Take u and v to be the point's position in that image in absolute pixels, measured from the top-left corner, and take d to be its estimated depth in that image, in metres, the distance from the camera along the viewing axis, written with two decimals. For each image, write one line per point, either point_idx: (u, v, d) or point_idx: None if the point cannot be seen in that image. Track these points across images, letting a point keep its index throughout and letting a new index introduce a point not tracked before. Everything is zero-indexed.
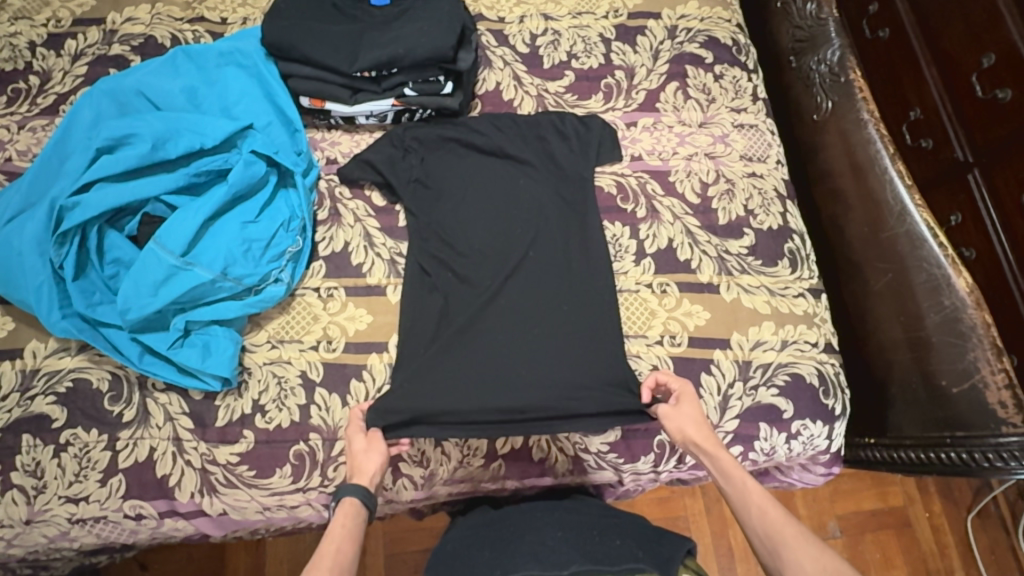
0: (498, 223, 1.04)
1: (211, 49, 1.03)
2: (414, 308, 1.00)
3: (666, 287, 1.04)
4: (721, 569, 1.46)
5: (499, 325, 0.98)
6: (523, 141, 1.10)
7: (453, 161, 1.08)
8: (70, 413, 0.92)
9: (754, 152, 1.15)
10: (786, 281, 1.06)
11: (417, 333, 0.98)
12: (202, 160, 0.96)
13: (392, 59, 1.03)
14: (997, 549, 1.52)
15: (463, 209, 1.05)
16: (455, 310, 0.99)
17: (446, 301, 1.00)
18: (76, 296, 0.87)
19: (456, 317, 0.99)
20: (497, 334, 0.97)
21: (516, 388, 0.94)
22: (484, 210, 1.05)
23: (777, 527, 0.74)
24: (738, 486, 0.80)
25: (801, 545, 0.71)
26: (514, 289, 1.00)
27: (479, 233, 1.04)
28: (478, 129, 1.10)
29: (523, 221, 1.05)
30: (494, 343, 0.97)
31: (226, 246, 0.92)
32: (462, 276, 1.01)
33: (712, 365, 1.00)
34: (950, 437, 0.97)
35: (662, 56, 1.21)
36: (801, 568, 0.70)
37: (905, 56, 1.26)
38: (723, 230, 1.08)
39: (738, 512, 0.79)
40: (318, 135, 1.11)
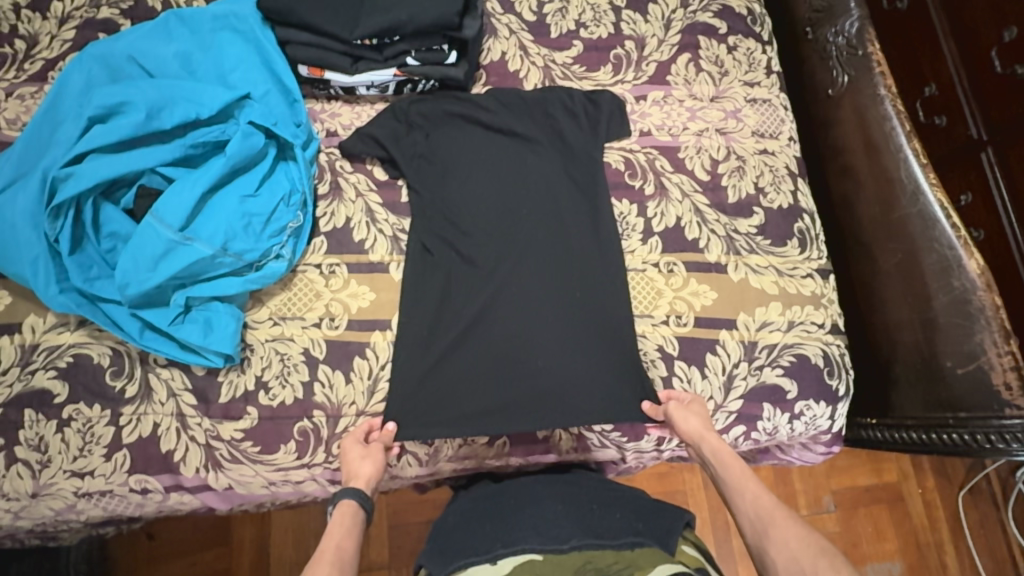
0: (502, 205, 1.02)
1: (205, 13, 0.98)
2: (417, 291, 0.99)
3: (673, 266, 1.03)
4: (716, 541, 1.49)
5: (504, 311, 0.97)
6: (529, 118, 1.06)
7: (458, 137, 1.05)
8: (73, 388, 0.92)
9: (767, 128, 1.12)
10: (794, 262, 1.05)
11: (419, 316, 0.97)
12: (198, 130, 0.93)
13: (395, 26, 0.98)
14: (986, 523, 1.56)
15: (467, 190, 1.03)
16: (458, 295, 0.98)
17: (450, 285, 0.99)
18: (73, 271, 0.85)
19: (460, 300, 0.98)
20: (501, 321, 0.96)
21: (519, 377, 0.94)
22: (488, 192, 1.03)
23: (767, 510, 0.80)
24: (735, 474, 0.86)
25: (790, 525, 0.77)
26: (519, 274, 0.99)
27: (483, 216, 1.01)
28: (484, 103, 1.06)
29: (529, 203, 1.02)
30: (497, 330, 0.96)
31: (225, 220, 0.89)
32: (465, 259, 1.00)
33: (718, 345, 0.99)
34: (952, 418, 0.97)
35: (674, 25, 1.16)
36: (787, 545, 0.75)
37: (922, 27, 1.22)
38: (732, 209, 1.06)
39: (733, 499, 0.85)
40: (318, 106, 1.09)
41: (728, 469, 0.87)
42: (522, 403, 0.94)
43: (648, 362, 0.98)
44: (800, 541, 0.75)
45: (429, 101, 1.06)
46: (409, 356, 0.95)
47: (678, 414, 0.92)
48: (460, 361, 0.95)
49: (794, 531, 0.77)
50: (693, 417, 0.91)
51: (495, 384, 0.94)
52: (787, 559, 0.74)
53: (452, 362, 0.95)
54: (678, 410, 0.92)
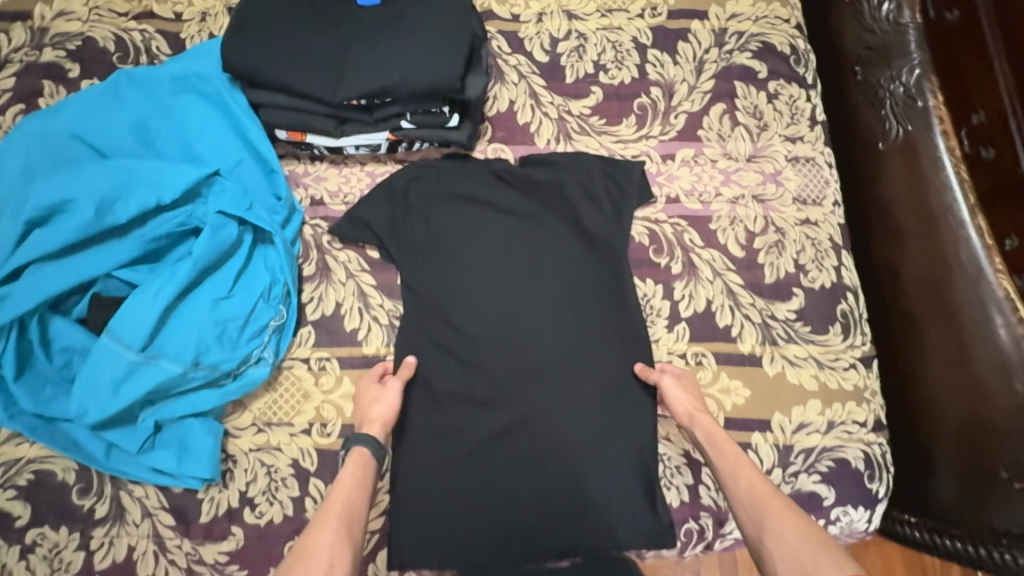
0: (512, 304, 0.90)
1: (162, 74, 0.84)
2: (414, 403, 0.88)
3: (701, 357, 0.92)
4: None
5: (513, 428, 0.87)
6: (534, 194, 0.94)
7: (461, 224, 0.92)
8: (36, 509, 0.83)
9: (810, 193, 0.99)
10: (836, 351, 0.94)
11: (415, 432, 0.87)
12: (160, 219, 0.80)
13: (386, 89, 0.82)
14: None
15: (471, 284, 0.91)
16: (459, 408, 0.88)
17: (449, 398, 0.88)
18: (23, 396, 0.74)
19: (463, 416, 0.87)
20: (512, 439, 0.87)
21: (533, 503, 0.85)
22: (494, 288, 0.90)
23: (763, 496, 0.72)
24: (730, 458, 0.77)
25: (788, 516, 0.69)
26: (532, 383, 0.88)
27: (489, 317, 0.90)
28: (493, 185, 0.94)
29: (541, 299, 0.91)
30: (507, 449, 0.87)
31: (195, 330, 0.78)
32: (467, 365, 0.88)
33: (750, 450, 0.90)
34: (1005, 539, 0.88)
35: (706, 68, 1.02)
36: (787, 539, 0.67)
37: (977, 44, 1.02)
38: (770, 291, 0.95)
39: (726, 485, 0.76)
40: (300, 168, 0.95)
41: (720, 458, 0.77)
42: (539, 527, 0.84)
43: (665, 484, 0.89)
44: (801, 535, 0.67)
45: (429, 181, 0.93)
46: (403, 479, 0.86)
47: (670, 395, 0.85)
48: (464, 486, 0.85)
49: (794, 520, 0.68)
50: (684, 393, 0.84)
51: (503, 513, 0.85)
52: (788, 553, 0.66)
53: (452, 485, 0.86)
54: (670, 385, 0.85)
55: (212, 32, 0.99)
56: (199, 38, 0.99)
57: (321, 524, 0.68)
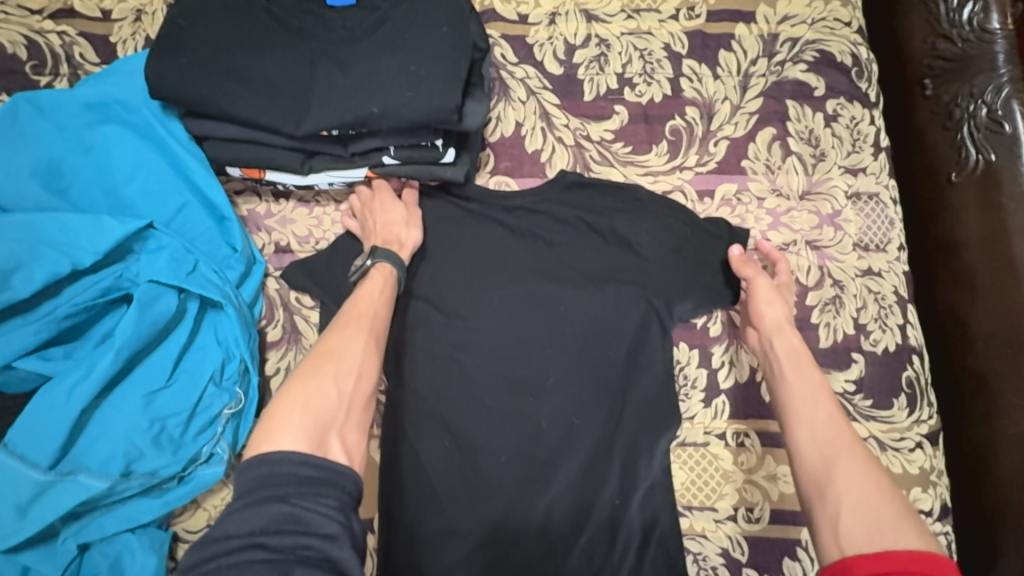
0: None
1: (73, 99, 0.67)
2: (406, 497, 0.74)
3: (743, 437, 0.78)
4: None
5: (518, 531, 0.73)
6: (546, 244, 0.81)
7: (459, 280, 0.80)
8: None
9: (873, 238, 0.83)
10: (901, 430, 0.80)
11: (405, 535, 0.73)
12: (77, 289, 0.63)
13: (362, 121, 0.65)
14: None
15: (474, 352, 0.78)
16: (457, 505, 0.74)
17: (444, 496, 0.74)
18: None
19: (461, 520, 0.73)
20: (521, 545, 0.73)
21: None
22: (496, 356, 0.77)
23: (840, 440, 0.62)
24: (810, 386, 0.68)
25: (864, 461, 0.60)
26: (547, 481, 0.75)
27: (494, 396, 0.77)
28: (501, 241, 0.81)
29: (554, 375, 0.78)
30: (516, 552, 0.72)
31: (125, 432, 0.62)
32: (470, 454, 0.75)
33: (799, 547, 0.76)
34: None
35: (753, 84, 0.85)
36: (862, 486, 0.58)
37: None
38: (824, 358, 0.80)
39: (796, 416, 0.66)
40: (262, 207, 0.79)
41: (795, 388, 0.68)
42: None
43: None
44: (875, 482, 0.58)
45: None
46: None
47: (759, 296, 0.75)
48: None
49: (868, 467, 0.60)
50: (777, 298, 0.75)
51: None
52: (859, 500, 0.57)
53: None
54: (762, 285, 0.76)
55: (148, 35, 0.80)
56: (133, 43, 0.80)
57: (350, 329, 0.62)
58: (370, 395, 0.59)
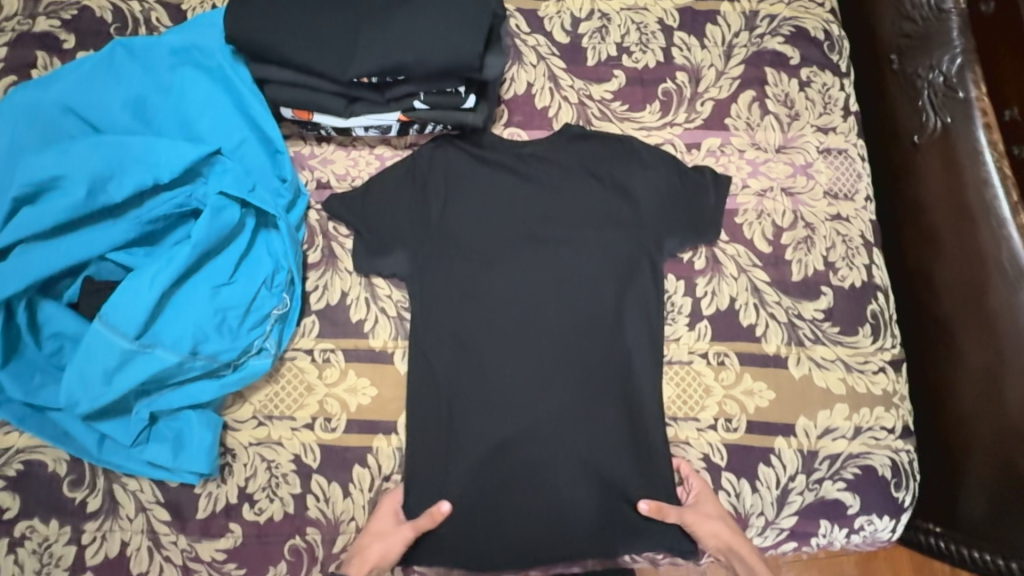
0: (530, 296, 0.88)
1: (160, 45, 0.79)
2: (423, 397, 0.85)
3: (724, 357, 0.88)
4: None
5: (519, 433, 0.84)
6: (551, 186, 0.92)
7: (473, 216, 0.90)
8: (25, 501, 0.79)
9: (842, 187, 0.94)
10: (865, 354, 0.90)
11: (423, 429, 0.84)
12: (158, 199, 0.75)
13: (401, 67, 0.78)
14: None
15: (486, 277, 0.89)
16: (468, 402, 0.85)
17: (455, 401, 0.85)
18: (10, 385, 0.69)
19: (468, 423, 0.84)
20: (524, 444, 0.84)
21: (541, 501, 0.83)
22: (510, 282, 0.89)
23: None
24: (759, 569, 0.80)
25: None
26: (548, 389, 0.86)
27: (502, 317, 0.88)
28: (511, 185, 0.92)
29: (553, 302, 0.88)
30: (518, 444, 0.84)
31: (194, 319, 0.73)
32: (480, 365, 0.86)
33: (773, 455, 0.86)
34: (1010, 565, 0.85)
35: (736, 53, 0.97)
36: None
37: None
38: (797, 290, 0.90)
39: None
40: (306, 150, 0.92)
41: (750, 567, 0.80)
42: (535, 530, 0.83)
43: (683, 490, 0.86)
44: None
45: None
46: (415, 485, 0.83)
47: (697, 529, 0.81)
48: (471, 498, 0.83)
49: None
50: (715, 526, 0.81)
51: (513, 522, 0.83)
52: None
53: (464, 495, 0.83)
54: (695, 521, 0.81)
55: (214, 4, 0.94)
56: (201, 10, 0.94)
57: None
58: None
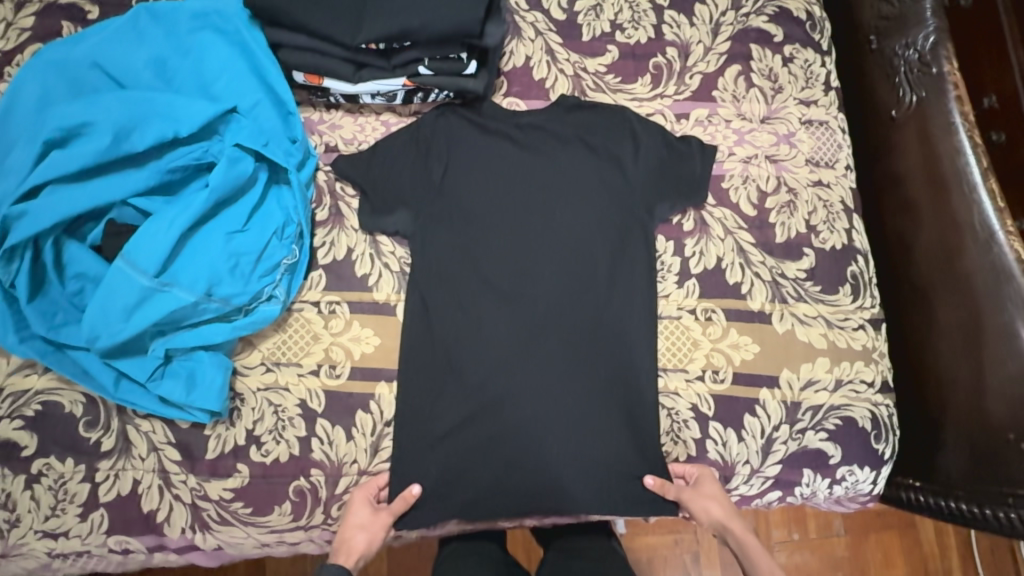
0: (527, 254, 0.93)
1: (182, 9, 0.84)
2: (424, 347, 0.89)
3: (711, 313, 0.93)
4: (720, 563, 1.25)
5: (515, 382, 0.88)
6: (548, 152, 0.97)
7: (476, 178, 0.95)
8: (42, 440, 0.83)
9: (823, 156, 0.99)
10: (846, 311, 0.94)
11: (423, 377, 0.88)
12: (177, 151, 0.80)
13: (406, 32, 0.83)
14: (996, 550, 1.29)
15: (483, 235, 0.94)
16: (467, 352, 0.89)
17: (454, 352, 0.89)
18: (34, 319, 0.73)
19: (466, 372, 0.88)
20: (520, 391, 0.88)
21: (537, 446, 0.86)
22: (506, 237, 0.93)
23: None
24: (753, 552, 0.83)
25: None
26: (544, 342, 0.90)
27: (499, 273, 0.92)
28: (508, 150, 0.97)
29: (548, 262, 0.93)
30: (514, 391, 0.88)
31: (209, 263, 0.78)
32: (478, 318, 0.90)
33: (757, 405, 0.90)
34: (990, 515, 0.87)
35: (722, 31, 1.02)
36: None
37: None
38: (780, 251, 0.95)
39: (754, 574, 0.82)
40: (316, 115, 0.97)
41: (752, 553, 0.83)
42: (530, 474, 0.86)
43: (671, 439, 0.90)
44: None
45: None
46: (416, 431, 0.87)
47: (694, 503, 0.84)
48: (470, 443, 0.87)
49: None
50: (707, 501, 0.84)
51: (509, 467, 0.87)
52: None
53: (462, 441, 0.87)
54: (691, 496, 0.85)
55: None
56: None
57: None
58: None
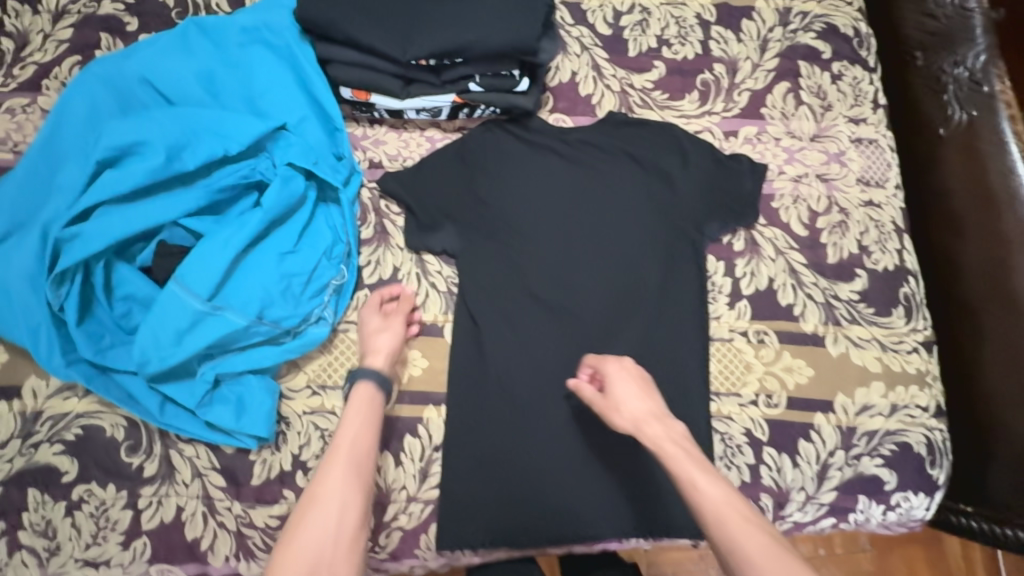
0: (576, 274, 0.91)
1: (232, 24, 0.83)
2: (472, 369, 0.87)
3: (763, 334, 0.91)
4: None
5: (563, 405, 0.86)
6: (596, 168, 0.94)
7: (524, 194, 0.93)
8: (83, 465, 0.80)
9: (873, 175, 0.98)
10: (899, 334, 0.92)
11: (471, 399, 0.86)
12: (227, 169, 0.78)
13: (460, 49, 0.81)
14: None
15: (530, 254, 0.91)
16: (515, 375, 0.87)
17: (502, 374, 0.87)
18: (82, 343, 0.71)
19: (515, 395, 0.86)
20: (569, 415, 0.86)
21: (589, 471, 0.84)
22: (553, 255, 0.91)
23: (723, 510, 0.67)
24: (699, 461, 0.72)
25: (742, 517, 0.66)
26: None
27: (548, 294, 0.90)
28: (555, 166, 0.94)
29: (595, 282, 0.91)
30: (564, 415, 0.86)
31: (261, 285, 0.76)
32: (525, 339, 0.88)
33: (812, 431, 0.88)
34: None
35: (770, 47, 1.01)
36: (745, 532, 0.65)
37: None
38: (832, 272, 0.93)
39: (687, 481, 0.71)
40: (359, 130, 0.94)
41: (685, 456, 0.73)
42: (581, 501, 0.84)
43: (725, 465, 0.87)
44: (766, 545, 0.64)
45: None
46: (464, 455, 0.84)
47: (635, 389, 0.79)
48: (518, 469, 0.84)
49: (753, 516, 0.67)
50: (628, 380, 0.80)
51: (559, 493, 0.84)
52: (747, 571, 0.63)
53: (512, 467, 0.84)
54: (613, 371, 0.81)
55: None
56: None
57: (331, 465, 0.71)
58: (357, 521, 0.69)
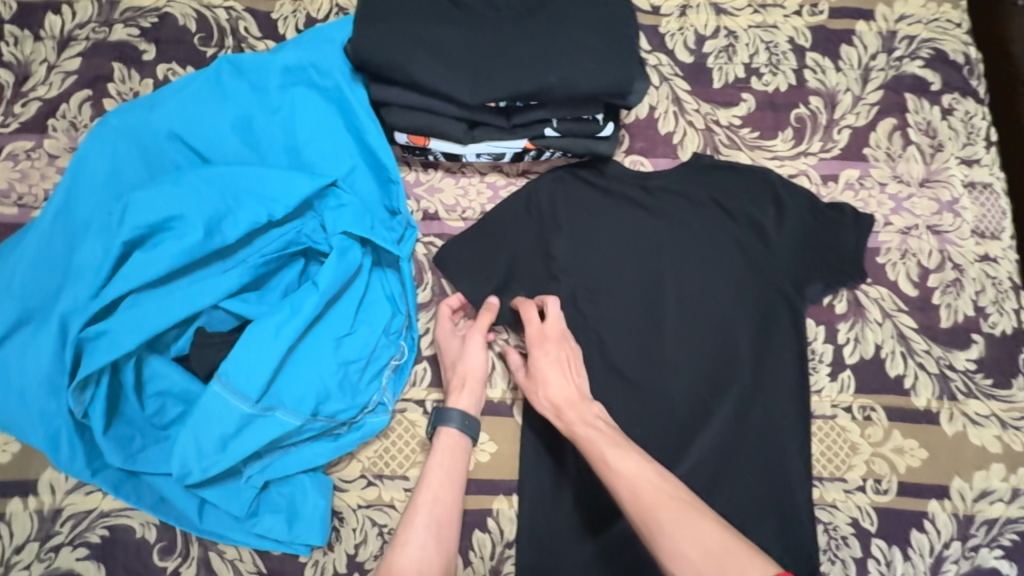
0: (660, 343, 0.80)
1: (273, 62, 0.71)
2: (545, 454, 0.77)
3: (869, 410, 0.81)
4: None
5: None
6: (682, 219, 0.83)
7: (600, 251, 0.82)
8: (110, 571, 0.69)
9: (989, 225, 0.87)
10: (1021, 408, 0.82)
11: (544, 490, 0.75)
12: (271, 237, 0.68)
13: (540, 92, 0.70)
14: None
15: (608, 320, 0.80)
16: None
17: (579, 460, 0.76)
18: (110, 453, 0.62)
19: (595, 484, 0.76)
20: None
21: None
22: (633, 321, 0.80)
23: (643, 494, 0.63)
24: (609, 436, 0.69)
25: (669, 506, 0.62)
26: (682, 445, 0.78)
27: (629, 366, 0.79)
28: (634, 217, 0.83)
29: (681, 351, 0.80)
30: None
31: (318, 377, 0.68)
32: None
33: (926, 519, 0.78)
34: None
35: (873, 78, 0.89)
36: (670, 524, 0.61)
37: None
38: (946, 337, 0.83)
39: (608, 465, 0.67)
40: (411, 176, 0.83)
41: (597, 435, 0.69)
42: None
43: (830, 558, 0.77)
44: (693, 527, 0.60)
45: None
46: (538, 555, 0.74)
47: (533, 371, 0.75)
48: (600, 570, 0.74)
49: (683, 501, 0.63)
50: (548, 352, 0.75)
51: None
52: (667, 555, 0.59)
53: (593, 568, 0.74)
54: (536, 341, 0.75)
55: (309, 13, 0.85)
56: (294, 20, 0.85)
57: (418, 506, 0.65)
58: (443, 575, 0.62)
